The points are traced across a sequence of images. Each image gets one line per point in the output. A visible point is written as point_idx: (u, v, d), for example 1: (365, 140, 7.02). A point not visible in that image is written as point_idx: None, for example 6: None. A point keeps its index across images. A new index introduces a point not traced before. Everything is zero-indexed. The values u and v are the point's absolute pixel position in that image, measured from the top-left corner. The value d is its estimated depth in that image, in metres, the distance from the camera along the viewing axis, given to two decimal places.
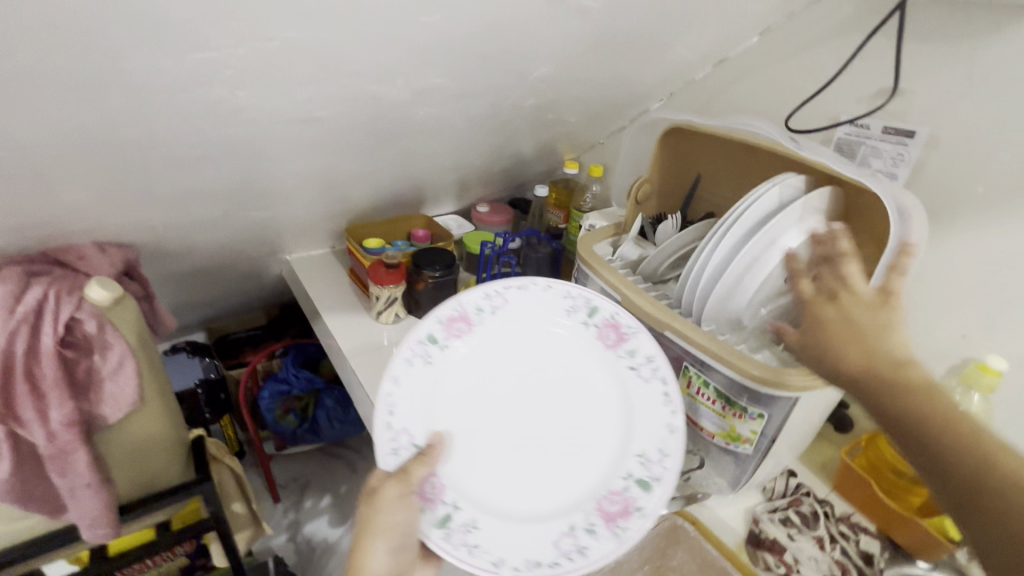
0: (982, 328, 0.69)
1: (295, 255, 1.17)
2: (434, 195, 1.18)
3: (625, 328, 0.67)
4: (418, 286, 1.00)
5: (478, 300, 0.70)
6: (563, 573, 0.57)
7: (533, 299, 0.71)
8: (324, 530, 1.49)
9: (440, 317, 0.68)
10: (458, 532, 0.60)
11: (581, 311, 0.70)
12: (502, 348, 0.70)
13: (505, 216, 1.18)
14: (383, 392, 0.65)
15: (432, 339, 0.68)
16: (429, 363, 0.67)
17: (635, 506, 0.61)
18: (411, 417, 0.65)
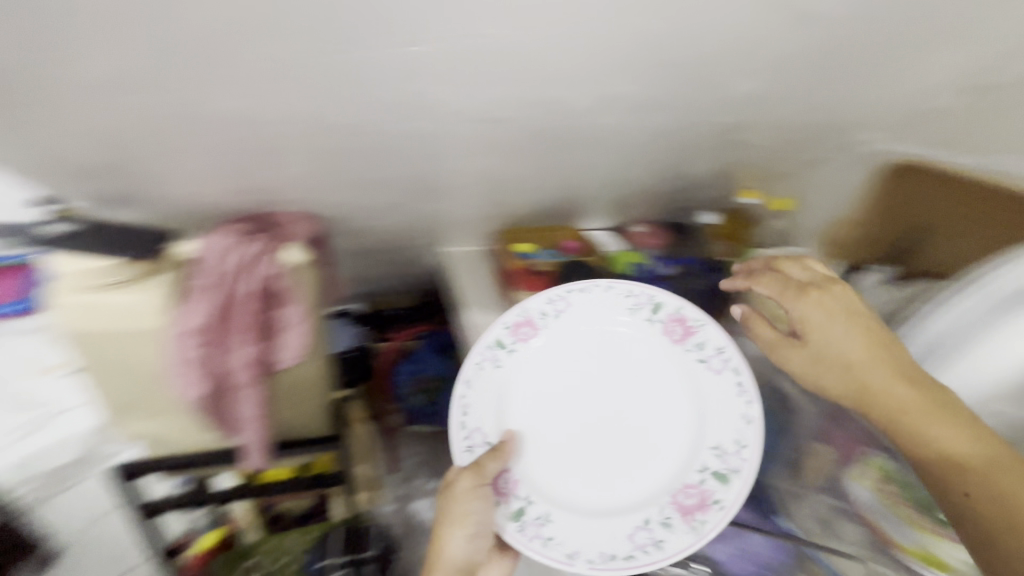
0: None
1: (451, 249, 1.24)
2: (591, 209, 1.15)
3: (689, 321, 0.74)
4: None
5: (540, 304, 0.77)
6: (638, 565, 0.65)
7: (594, 302, 0.77)
8: None
9: (506, 323, 0.76)
10: (532, 526, 0.68)
11: (643, 308, 0.76)
12: (561, 349, 0.77)
13: (663, 240, 1.10)
14: (458, 394, 0.73)
15: (500, 343, 0.76)
16: (499, 365, 0.75)
17: (713, 499, 0.66)
18: (482, 418, 0.74)
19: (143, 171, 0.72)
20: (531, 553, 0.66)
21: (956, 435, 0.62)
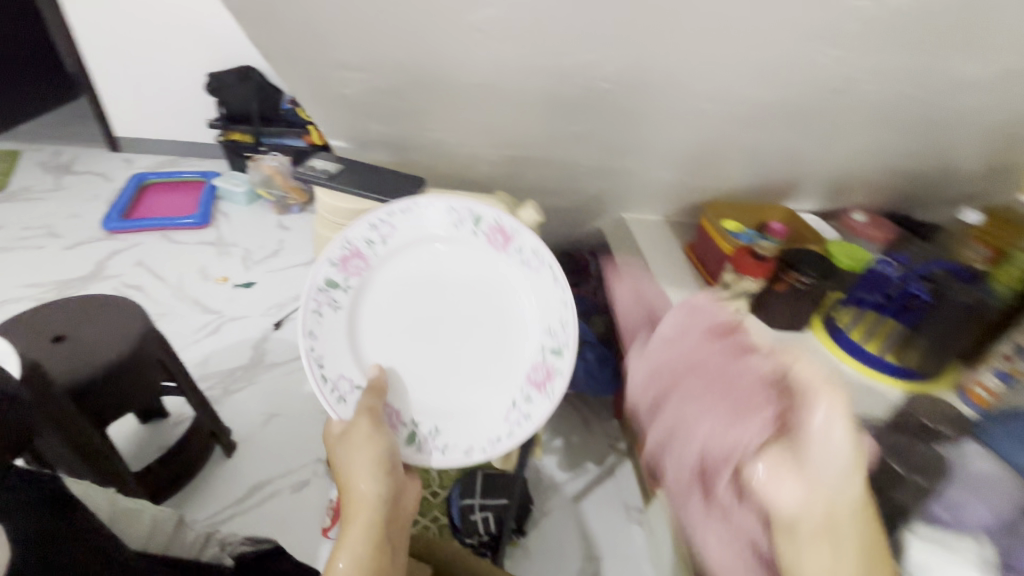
0: None
1: (631, 216, 1.17)
2: (807, 191, 1.03)
3: (507, 231, 0.69)
4: (774, 287, 0.89)
5: (367, 232, 0.68)
6: (520, 438, 0.68)
7: (420, 215, 0.69)
8: (552, 470, 1.57)
9: (331, 260, 0.67)
10: (426, 440, 0.69)
11: (466, 220, 0.69)
12: (403, 273, 0.71)
13: (886, 233, 1.00)
14: (306, 349, 0.65)
15: (331, 284, 0.67)
16: (337, 309, 0.68)
17: (555, 370, 0.68)
18: (342, 363, 0.67)
19: (425, 119, 0.70)
20: (430, 460, 0.68)
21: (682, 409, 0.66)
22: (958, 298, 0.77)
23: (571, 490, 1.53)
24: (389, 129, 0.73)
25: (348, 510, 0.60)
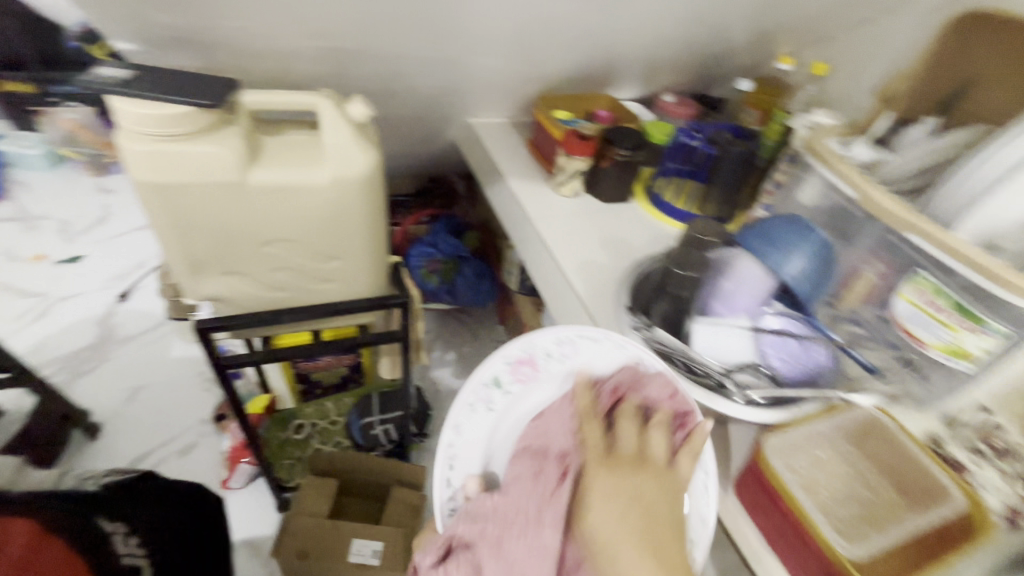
0: None
1: (477, 120, 1.22)
2: (622, 76, 1.14)
3: (694, 420, 0.56)
4: (601, 163, 1.01)
5: (551, 342, 0.63)
6: None
7: (601, 349, 0.62)
8: (448, 381, 1.67)
9: (507, 359, 0.63)
10: None
11: (650, 376, 0.62)
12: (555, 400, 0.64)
13: (689, 110, 1.16)
14: (443, 440, 0.63)
15: (496, 382, 0.64)
16: (489, 410, 0.63)
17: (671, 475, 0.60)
18: (472, 458, 0.64)
19: (215, 2, 0.66)
20: None
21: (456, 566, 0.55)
22: (734, 147, 0.95)
23: None
24: (180, 20, 0.68)
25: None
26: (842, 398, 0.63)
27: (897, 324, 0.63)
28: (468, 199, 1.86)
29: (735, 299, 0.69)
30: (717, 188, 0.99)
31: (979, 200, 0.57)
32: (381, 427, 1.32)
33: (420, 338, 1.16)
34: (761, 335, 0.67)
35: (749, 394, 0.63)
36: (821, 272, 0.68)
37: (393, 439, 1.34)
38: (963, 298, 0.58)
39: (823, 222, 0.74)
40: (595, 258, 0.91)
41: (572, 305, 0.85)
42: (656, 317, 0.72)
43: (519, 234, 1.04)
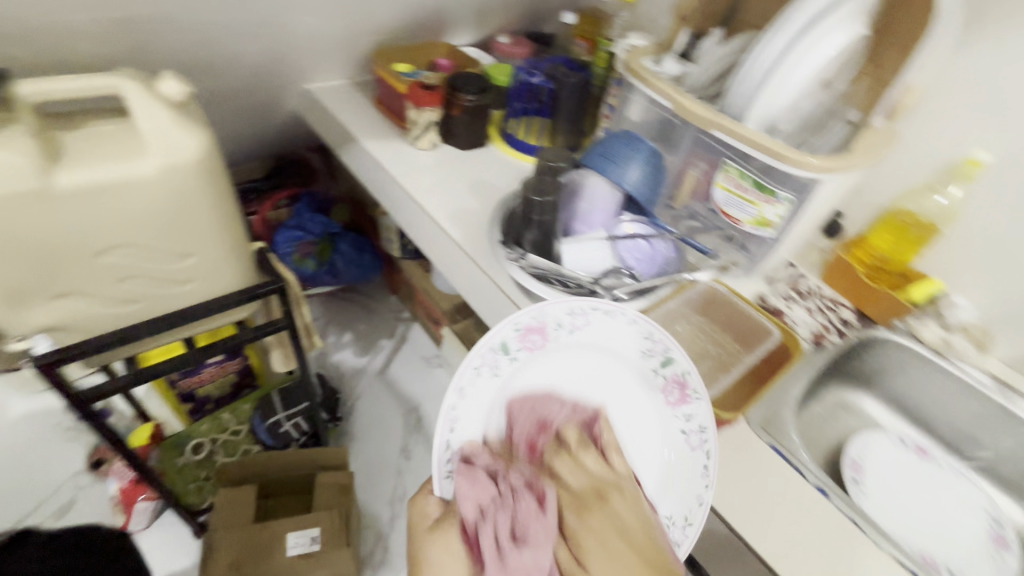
0: (968, 136, 0.76)
1: (315, 85, 1.16)
2: (454, 21, 1.15)
3: (690, 391, 0.60)
4: (452, 112, 1.02)
5: (563, 313, 0.62)
6: None
7: (613, 327, 0.62)
8: (351, 361, 1.63)
9: (519, 326, 0.61)
10: None
11: (655, 357, 0.61)
12: (556, 372, 0.64)
13: (525, 48, 1.20)
14: (447, 402, 0.59)
15: (504, 348, 0.61)
16: (496, 375, 0.62)
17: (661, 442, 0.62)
18: (472, 427, 0.61)
19: None
20: None
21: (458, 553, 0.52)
22: (568, 78, 1.01)
23: (375, 368, 1.62)
24: None
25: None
26: (687, 279, 0.75)
27: (716, 208, 0.77)
28: (327, 173, 1.75)
29: (591, 217, 0.80)
30: (563, 119, 1.06)
31: (757, 92, 0.68)
32: (290, 423, 1.28)
33: (308, 323, 1.12)
34: (617, 241, 0.78)
35: (615, 292, 0.73)
36: (655, 177, 0.78)
37: (306, 430, 1.31)
38: (759, 177, 0.71)
39: (653, 135, 0.85)
40: (464, 205, 0.93)
41: (450, 253, 0.88)
42: (526, 244, 0.77)
43: (386, 195, 1.02)
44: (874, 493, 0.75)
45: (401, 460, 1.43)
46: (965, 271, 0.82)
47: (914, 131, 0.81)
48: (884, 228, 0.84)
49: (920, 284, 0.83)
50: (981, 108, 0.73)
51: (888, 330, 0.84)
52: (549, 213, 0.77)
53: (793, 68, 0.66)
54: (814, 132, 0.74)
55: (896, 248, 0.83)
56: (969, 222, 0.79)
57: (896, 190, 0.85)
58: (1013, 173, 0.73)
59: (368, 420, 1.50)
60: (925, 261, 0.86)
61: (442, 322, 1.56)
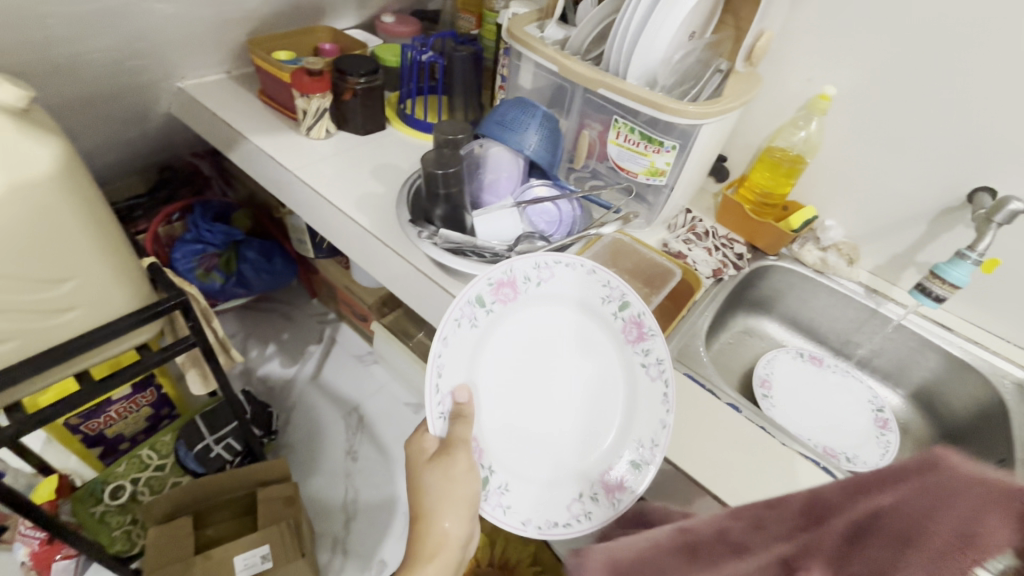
0: (817, 73, 0.85)
1: (189, 82, 1.07)
2: (332, 4, 1.10)
3: (647, 328, 0.62)
4: (343, 97, 0.99)
5: (529, 267, 0.64)
6: (575, 533, 0.60)
7: (577, 279, 0.65)
8: (279, 372, 1.56)
9: (491, 280, 0.62)
10: (495, 494, 0.60)
11: (614, 302, 0.64)
12: (528, 323, 0.66)
13: (411, 27, 1.18)
14: (434, 352, 0.58)
15: (479, 301, 0.62)
16: (474, 327, 0.62)
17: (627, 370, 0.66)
18: (455, 375, 0.61)
19: None
20: (484, 513, 0.58)
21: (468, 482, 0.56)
22: (457, 52, 1.01)
23: (306, 375, 1.56)
24: None
25: (418, 518, 0.55)
26: (595, 233, 0.79)
27: (613, 162, 0.81)
28: (222, 178, 1.62)
29: (499, 185, 0.81)
30: (460, 93, 1.05)
31: (633, 48, 0.72)
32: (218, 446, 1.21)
33: (222, 338, 1.05)
34: (526, 208, 0.80)
35: (528, 256, 0.75)
36: (552, 140, 0.81)
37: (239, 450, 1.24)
38: (647, 129, 0.75)
39: (547, 100, 0.88)
40: (369, 190, 0.91)
41: (361, 241, 0.86)
42: (438, 219, 0.78)
43: (286, 191, 0.98)
44: (780, 404, 0.84)
45: (349, 462, 1.39)
46: (831, 196, 0.92)
47: (774, 74, 0.89)
48: (764, 165, 0.92)
49: (797, 212, 0.92)
50: (823, 47, 0.82)
51: (776, 258, 0.93)
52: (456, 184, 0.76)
53: (662, 21, 0.70)
54: (688, 82, 0.80)
55: (774, 181, 0.92)
56: (828, 151, 0.89)
57: (768, 130, 0.93)
58: (856, 102, 0.83)
59: (308, 428, 1.45)
60: (799, 191, 0.96)
61: (370, 318, 1.52)
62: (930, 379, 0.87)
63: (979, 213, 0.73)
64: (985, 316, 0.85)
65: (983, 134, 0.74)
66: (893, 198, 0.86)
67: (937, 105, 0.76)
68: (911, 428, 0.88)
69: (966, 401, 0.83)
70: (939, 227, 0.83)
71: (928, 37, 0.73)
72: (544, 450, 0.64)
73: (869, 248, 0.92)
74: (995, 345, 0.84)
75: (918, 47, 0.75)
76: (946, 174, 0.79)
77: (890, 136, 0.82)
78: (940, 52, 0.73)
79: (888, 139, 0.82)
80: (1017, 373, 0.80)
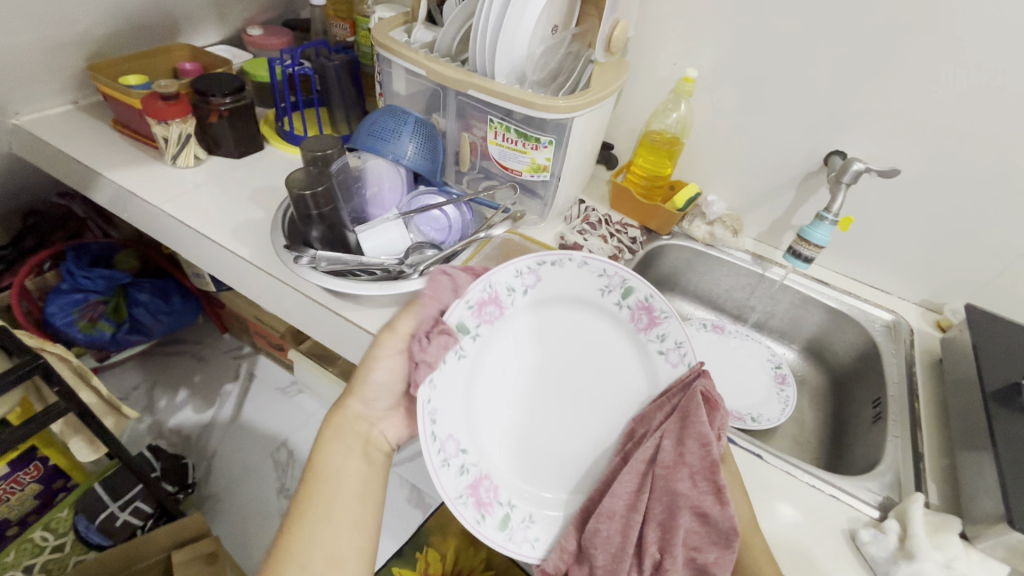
0: (682, 56, 0.88)
1: (26, 117, 0.96)
2: (187, 18, 1.02)
3: (657, 312, 0.62)
4: (210, 119, 0.92)
5: (510, 279, 0.62)
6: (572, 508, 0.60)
7: (566, 275, 0.63)
8: (192, 418, 1.44)
9: (471, 304, 0.59)
10: (520, 529, 0.58)
11: (615, 291, 0.63)
12: (527, 326, 0.66)
13: (282, 38, 1.12)
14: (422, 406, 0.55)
15: (463, 329, 0.60)
16: (463, 355, 0.60)
17: (659, 334, 0.62)
18: (445, 421, 0.58)
19: None
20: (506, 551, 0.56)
21: (366, 466, 0.58)
22: (329, 63, 0.96)
23: (224, 416, 1.45)
24: None
25: (315, 478, 0.55)
26: (487, 234, 0.77)
27: (496, 162, 0.81)
28: (98, 217, 1.44)
29: (382, 198, 0.79)
30: (339, 104, 1.01)
31: (496, 46, 0.72)
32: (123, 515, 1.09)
33: (108, 397, 0.95)
34: (412, 217, 0.77)
35: (418, 268, 0.73)
36: (431, 147, 0.80)
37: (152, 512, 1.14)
38: (521, 126, 0.75)
39: (425, 105, 0.86)
40: (250, 217, 0.86)
41: (243, 272, 0.80)
42: (318, 241, 0.75)
43: (157, 228, 0.90)
44: None
45: (282, 502, 1.31)
46: (711, 172, 0.97)
47: (646, 60, 0.91)
48: (647, 149, 0.95)
49: (683, 190, 0.96)
50: (682, 32, 0.86)
51: (669, 237, 0.96)
52: (333, 202, 0.74)
53: (517, 18, 0.70)
54: (560, 74, 0.81)
55: (656, 163, 0.95)
56: (703, 129, 0.93)
57: (646, 115, 0.96)
58: (719, 81, 0.87)
59: (233, 473, 1.35)
60: (684, 169, 1.00)
61: (286, 347, 1.44)
62: (817, 332, 0.94)
63: (834, 172, 0.79)
64: (857, 267, 0.92)
65: (827, 101, 0.80)
66: (764, 169, 0.91)
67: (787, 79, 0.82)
68: (806, 379, 0.95)
69: (847, 347, 0.90)
70: (805, 191, 0.89)
71: (769, 17, 0.79)
72: (565, 462, 0.62)
73: (752, 218, 0.98)
74: (867, 294, 0.92)
75: (762, 26, 0.80)
76: (805, 142, 0.85)
77: (753, 110, 0.87)
78: (780, 29, 0.79)
79: (752, 113, 0.87)
80: (885, 317, 0.87)
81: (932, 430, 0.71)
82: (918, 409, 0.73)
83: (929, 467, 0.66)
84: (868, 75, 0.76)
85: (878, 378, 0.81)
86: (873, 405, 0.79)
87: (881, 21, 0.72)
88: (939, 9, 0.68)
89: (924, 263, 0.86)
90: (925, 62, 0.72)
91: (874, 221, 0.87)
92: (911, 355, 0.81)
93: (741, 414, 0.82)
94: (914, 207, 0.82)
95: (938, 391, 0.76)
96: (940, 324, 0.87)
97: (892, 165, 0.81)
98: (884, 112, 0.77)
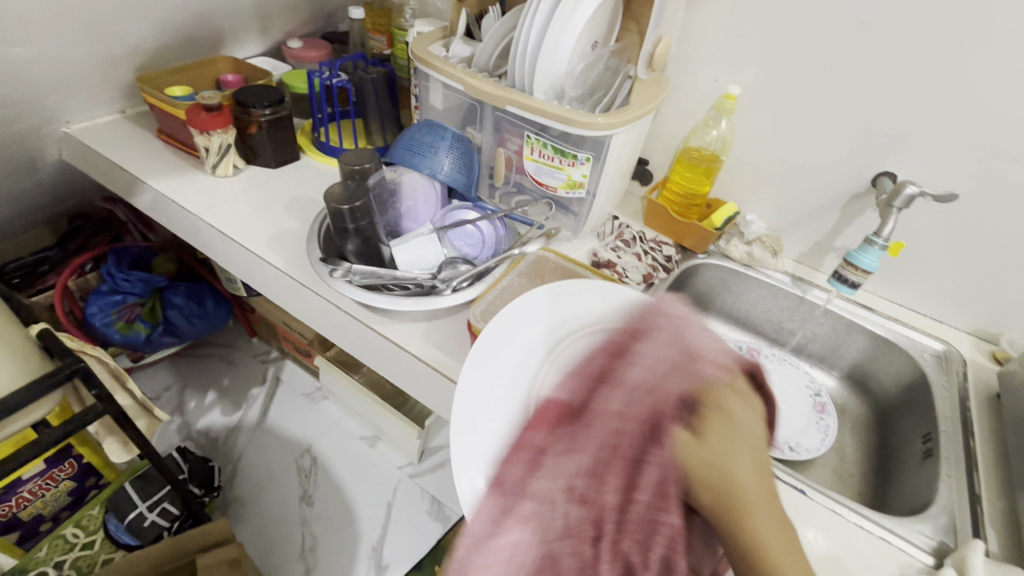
0: (723, 72, 0.86)
1: (77, 125, 0.99)
2: (231, 31, 1.05)
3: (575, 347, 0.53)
4: (250, 130, 0.94)
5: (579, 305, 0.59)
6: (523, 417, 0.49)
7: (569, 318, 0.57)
8: (219, 420, 1.46)
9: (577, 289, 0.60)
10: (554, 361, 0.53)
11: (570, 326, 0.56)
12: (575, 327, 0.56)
13: (321, 50, 1.14)
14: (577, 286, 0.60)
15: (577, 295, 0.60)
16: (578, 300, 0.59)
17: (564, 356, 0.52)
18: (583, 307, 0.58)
19: None
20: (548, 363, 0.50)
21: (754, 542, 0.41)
22: (367, 76, 0.97)
23: (251, 420, 1.47)
24: None
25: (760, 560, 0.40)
26: (521, 250, 0.76)
27: (530, 177, 0.80)
28: (139, 221, 1.49)
29: (417, 212, 0.79)
30: (375, 117, 1.02)
31: (536, 62, 0.72)
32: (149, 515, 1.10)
33: (143, 399, 0.97)
34: (446, 232, 0.77)
35: (451, 283, 0.72)
36: (466, 162, 0.80)
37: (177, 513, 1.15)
38: (558, 143, 0.74)
39: (461, 118, 0.86)
40: (285, 226, 0.87)
41: (278, 282, 0.81)
42: (353, 253, 0.75)
43: (195, 235, 0.91)
44: None
45: (304, 508, 1.32)
46: (751, 191, 0.94)
47: (686, 74, 0.90)
48: (683, 165, 0.93)
49: (720, 208, 0.94)
50: (724, 47, 0.84)
51: (705, 255, 0.94)
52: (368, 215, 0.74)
53: (558, 34, 0.69)
54: (598, 91, 0.80)
55: (693, 180, 0.92)
56: (742, 146, 0.91)
57: (683, 130, 0.94)
58: (761, 98, 0.85)
59: (256, 476, 1.37)
60: (721, 186, 0.97)
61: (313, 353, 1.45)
62: (861, 359, 0.89)
63: (884, 194, 0.76)
64: (905, 293, 0.88)
65: (876, 120, 0.77)
66: (808, 189, 0.88)
67: (835, 97, 0.79)
68: (848, 409, 0.90)
69: (893, 376, 0.85)
70: (850, 212, 0.86)
71: (815, 34, 0.76)
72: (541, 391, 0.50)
73: (792, 238, 0.94)
74: (916, 321, 0.87)
75: (807, 43, 0.78)
76: (851, 161, 0.82)
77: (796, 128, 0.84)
78: (826, 46, 0.76)
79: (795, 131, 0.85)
80: (935, 346, 0.83)
81: (991, 471, 0.66)
82: (974, 447, 0.69)
83: (988, 510, 0.62)
84: (921, 94, 0.73)
85: (928, 411, 0.77)
86: (923, 440, 0.75)
87: (936, 38, 0.69)
88: (1004, 25, 0.65)
89: (979, 289, 0.82)
90: (985, 82, 0.69)
91: (924, 246, 0.83)
92: (964, 389, 0.77)
93: (778, 443, 0.79)
94: (968, 232, 0.78)
95: (995, 427, 0.72)
96: (996, 356, 0.82)
97: (946, 187, 0.77)
98: (937, 133, 0.74)
